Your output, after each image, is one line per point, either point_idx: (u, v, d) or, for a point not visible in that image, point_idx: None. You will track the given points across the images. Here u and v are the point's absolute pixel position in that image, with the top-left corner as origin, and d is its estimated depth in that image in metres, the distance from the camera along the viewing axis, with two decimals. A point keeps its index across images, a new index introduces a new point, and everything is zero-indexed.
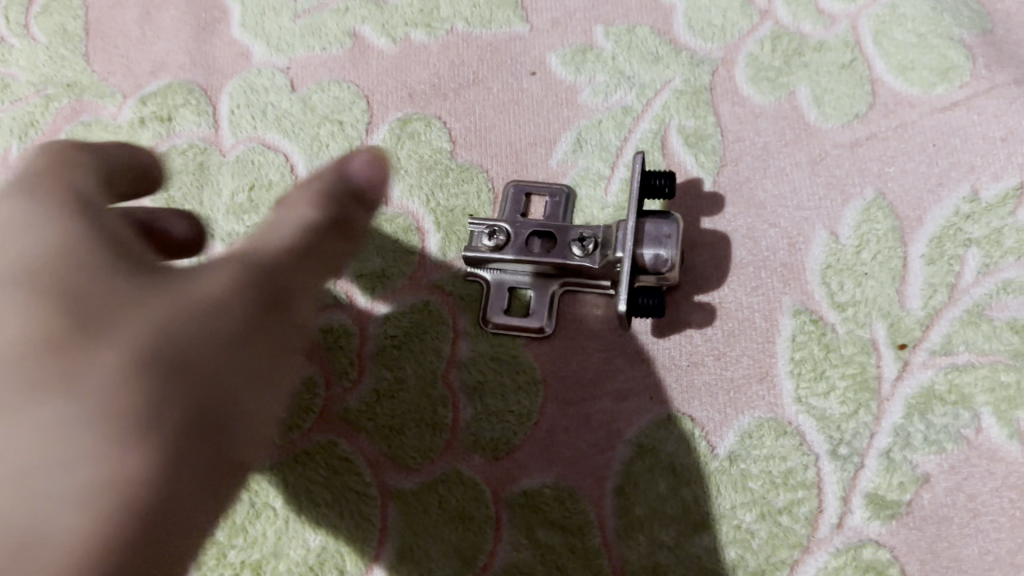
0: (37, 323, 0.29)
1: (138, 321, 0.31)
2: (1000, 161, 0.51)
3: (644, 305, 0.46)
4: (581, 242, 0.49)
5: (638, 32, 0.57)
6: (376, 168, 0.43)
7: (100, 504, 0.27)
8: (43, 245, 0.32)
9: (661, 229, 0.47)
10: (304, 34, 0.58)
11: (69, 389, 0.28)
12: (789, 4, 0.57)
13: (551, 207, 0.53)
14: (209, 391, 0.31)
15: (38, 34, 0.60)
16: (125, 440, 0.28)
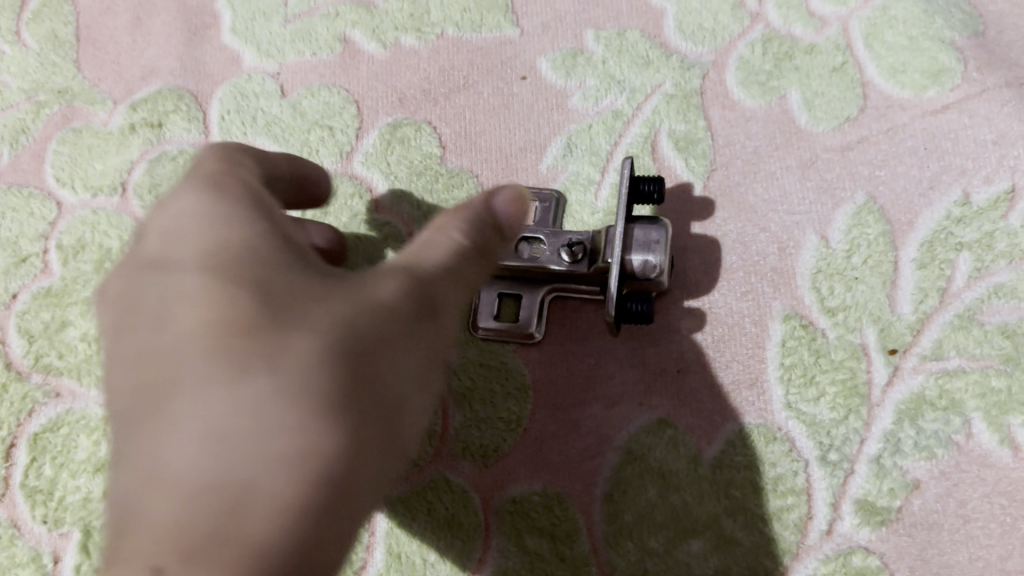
0: (230, 305, 0.30)
1: (323, 311, 0.31)
2: (991, 164, 0.51)
3: (634, 310, 0.46)
4: (571, 248, 0.48)
5: (628, 36, 0.57)
6: (512, 209, 0.38)
7: (298, 482, 0.28)
8: (222, 229, 0.33)
9: (650, 234, 0.47)
10: (295, 39, 0.58)
11: (271, 368, 0.29)
12: (780, 7, 0.56)
13: (540, 212, 0.52)
14: (381, 388, 0.31)
15: (29, 41, 0.60)
16: (315, 424, 0.29)
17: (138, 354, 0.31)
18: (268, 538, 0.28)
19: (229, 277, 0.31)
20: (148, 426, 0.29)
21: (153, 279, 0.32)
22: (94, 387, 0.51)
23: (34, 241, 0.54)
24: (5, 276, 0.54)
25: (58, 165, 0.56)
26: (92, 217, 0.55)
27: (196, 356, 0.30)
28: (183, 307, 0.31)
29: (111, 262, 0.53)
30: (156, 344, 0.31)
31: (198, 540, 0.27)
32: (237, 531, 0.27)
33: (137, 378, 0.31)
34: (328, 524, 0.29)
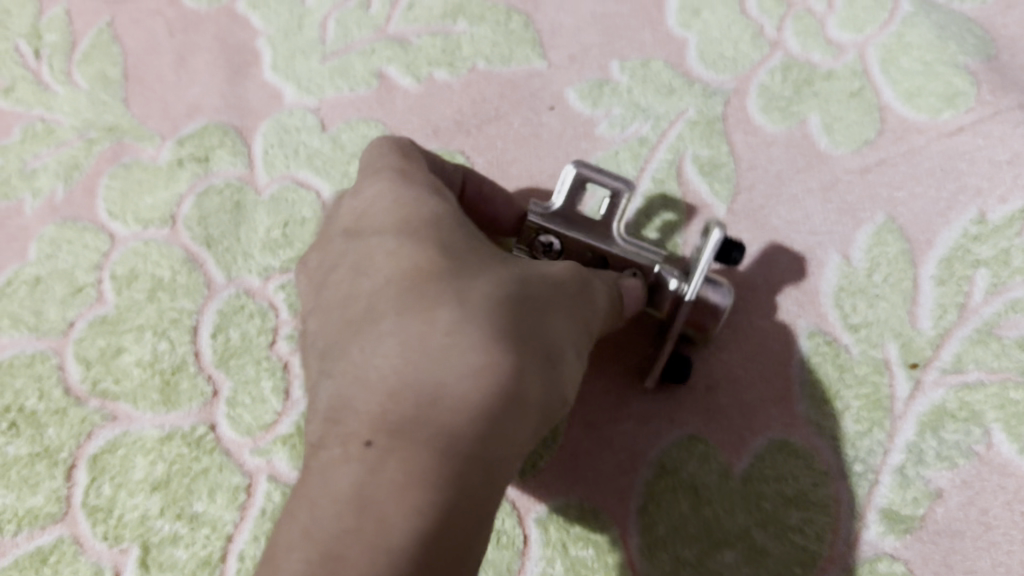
0: (425, 259, 0.37)
1: (500, 273, 0.38)
2: (1006, 184, 0.53)
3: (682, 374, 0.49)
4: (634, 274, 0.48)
5: (652, 65, 0.59)
6: (637, 291, 0.45)
7: (480, 385, 0.33)
8: (413, 206, 0.41)
9: (715, 310, 0.47)
10: (333, 76, 0.61)
11: (457, 304, 0.35)
12: (798, 35, 0.59)
13: (610, 211, 0.48)
14: (547, 330, 0.36)
15: (80, 81, 0.63)
16: (500, 345, 0.34)
17: (346, 298, 0.39)
18: (455, 423, 0.33)
19: (424, 240, 0.39)
20: (355, 347, 0.36)
21: (357, 245, 0.41)
22: (150, 410, 0.53)
23: (88, 271, 0.57)
24: (62, 306, 0.56)
25: (110, 200, 0.59)
26: (144, 248, 0.57)
27: (396, 291, 0.36)
28: (384, 259, 0.38)
29: (162, 291, 0.56)
30: (360, 288, 0.38)
31: (400, 425, 0.33)
32: (430, 416, 0.33)
33: (347, 315, 0.38)
34: (508, 428, 0.34)
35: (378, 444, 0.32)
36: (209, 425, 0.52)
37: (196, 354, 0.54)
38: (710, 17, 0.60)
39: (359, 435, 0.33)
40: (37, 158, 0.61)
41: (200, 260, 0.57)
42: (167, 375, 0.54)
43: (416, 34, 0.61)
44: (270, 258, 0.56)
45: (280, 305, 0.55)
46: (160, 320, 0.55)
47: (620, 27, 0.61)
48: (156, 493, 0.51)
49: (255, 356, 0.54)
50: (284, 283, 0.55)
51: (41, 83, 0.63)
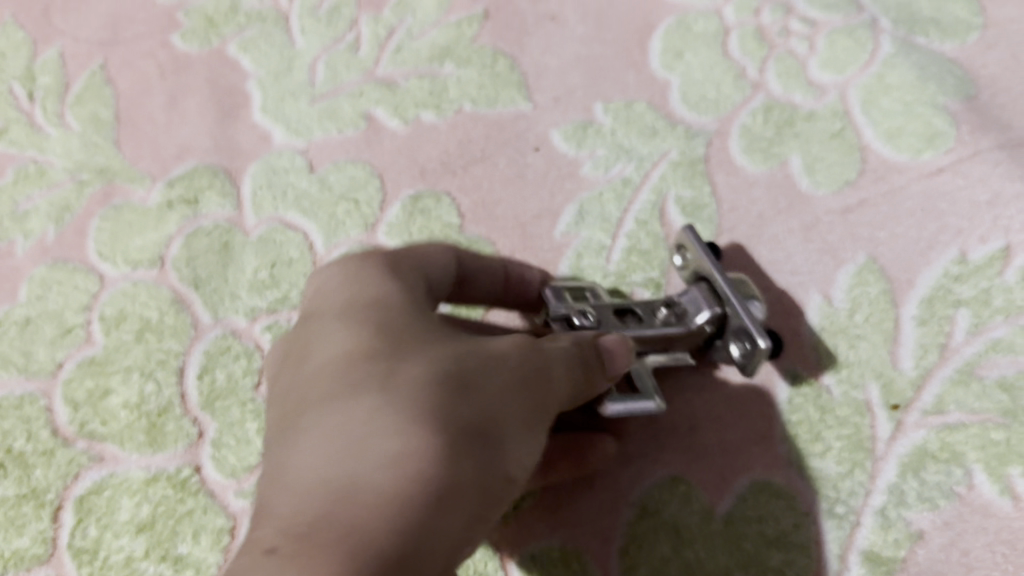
0: (356, 347, 0.39)
1: (436, 353, 0.39)
2: (986, 224, 0.53)
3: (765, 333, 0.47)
4: (666, 311, 0.51)
5: (635, 107, 0.60)
6: (617, 345, 0.44)
7: (392, 476, 0.34)
8: (358, 286, 0.43)
9: (744, 287, 0.50)
10: (322, 118, 0.62)
11: (382, 395, 0.37)
12: (780, 77, 0.59)
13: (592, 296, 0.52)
14: (477, 411, 0.37)
15: (72, 123, 0.64)
16: (418, 436, 0.36)
17: (288, 384, 0.41)
18: (365, 517, 0.33)
19: (359, 325, 0.41)
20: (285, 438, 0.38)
21: (304, 325, 0.43)
22: (136, 451, 0.53)
23: (78, 312, 0.58)
24: (51, 346, 0.57)
25: (99, 241, 0.60)
26: (133, 289, 0.58)
27: (325, 382, 0.38)
28: (322, 345, 0.41)
29: (150, 332, 0.56)
30: (299, 373, 0.40)
31: (307, 526, 0.33)
32: (341, 513, 0.34)
33: (285, 403, 0.40)
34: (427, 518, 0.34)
35: (281, 549, 0.33)
36: (194, 466, 0.53)
37: (182, 396, 0.54)
38: (692, 59, 0.61)
39: (266, 542, 0.33)
40: (29, 199, 0.62)
41: (188, 301, 0.57)
42: (153, 416, 0.54)
43: (404, 77, 0.62)
44: (257, 298, 0.57)
45: (266, 346, 0.55)
46: (147, 361, 0.56)
47: (604, 70, 0.61)
48: (141, 535, 0.51)
49: (240, 398, 0.54)
50: (270, 323, 0.56)
51: (34, 125, 0.64)
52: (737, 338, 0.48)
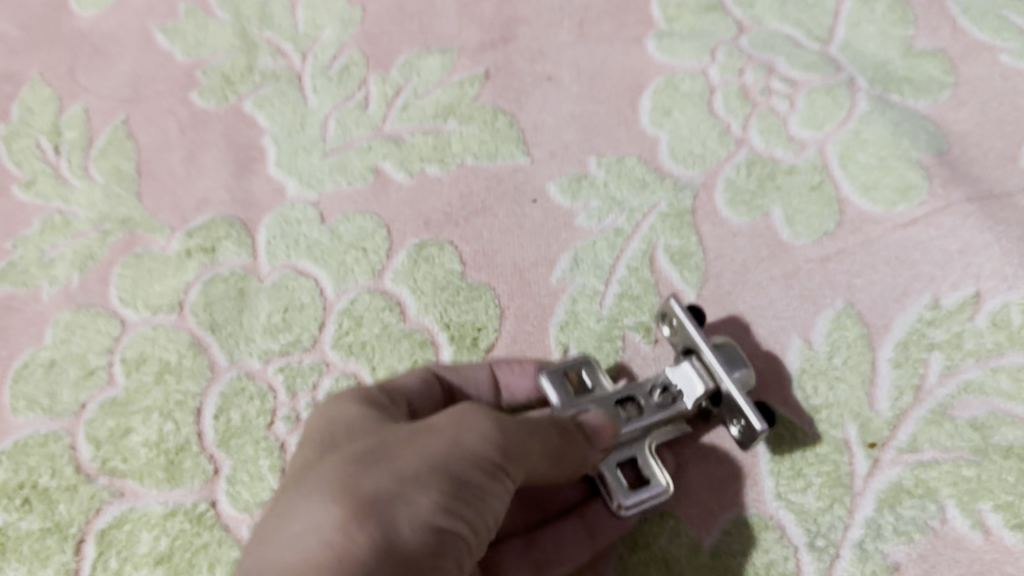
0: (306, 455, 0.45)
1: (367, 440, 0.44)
2: (957, 272, 0.57)
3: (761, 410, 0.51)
4: (661, 391, 0.54)
5: (627, 161, 0.64)
6: (599, 424, 0.49)
7: (302, 548, 0.39)
8: (326, 405, 0.49)
9: (732, 355, 0.53)
10: (333, 171, 0.65)
11: (307, 481, 0.42)
12: (762, 134, 0.63)
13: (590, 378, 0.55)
14: (391, 475, 0.41)
15: (96, 176, 0.67)
16: (326, 507, 0.40)
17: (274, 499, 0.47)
18: None
19: (314, 438, 0.46)
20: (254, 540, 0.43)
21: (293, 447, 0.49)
22: (155, 487, 0.56)
23: (101, 355, 0.61)
24: (75, 388, 0.60)
25: (122, 287, 0.63)
26: (153, 333, 0.61)
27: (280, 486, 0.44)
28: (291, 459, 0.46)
29: (169, 374, 0.60)
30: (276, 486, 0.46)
31: None
32: None
33: None
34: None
35: None
36: (210, 501, 0.56)
37: (199, 434, 0.58)
38: (680, 115, 0.65)
39: None
40: (54, 248, 0.65)
41: (205, 344, 0.60)
42: (172, 454, 0.57)
43: (410, 133, 0.66)
44: (271, 342, 0.60)
45: (279, 386, 0.59)
46: (166, 401, 0.59)
47: (598, 126, 0.65)
48: (160, 567, 0.54)
49: (254, 437, 0.57)
50: (283, 365, 0.59)
51: (60, 178, 0.68)
52: (734, 416, 0.52)
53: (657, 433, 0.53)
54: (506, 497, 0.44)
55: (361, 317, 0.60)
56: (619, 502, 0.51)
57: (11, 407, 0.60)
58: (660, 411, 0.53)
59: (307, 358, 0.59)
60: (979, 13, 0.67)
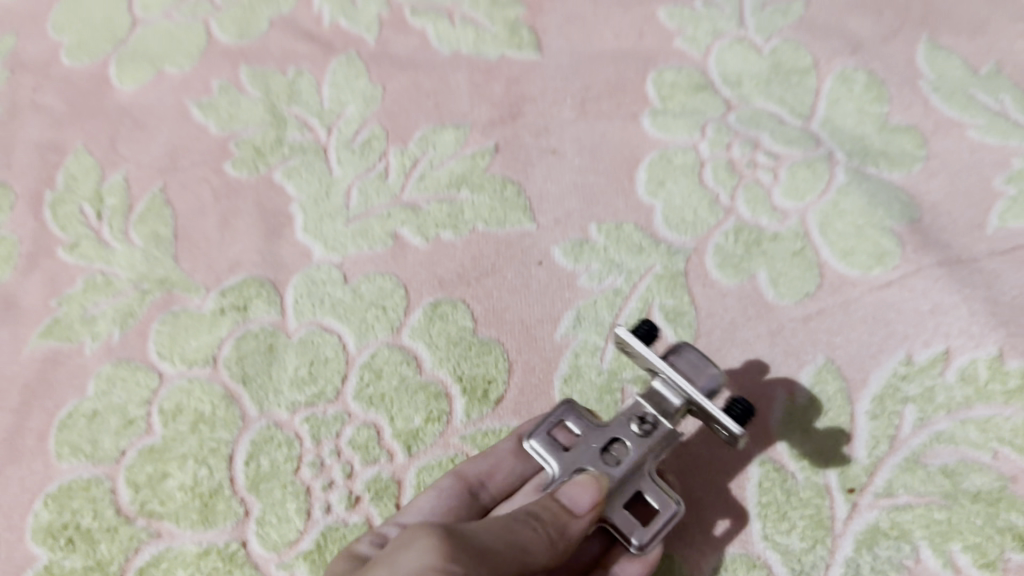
0: None
1: None
2: (928, 331, 0.62)
3: (733, 413, 0.53)
4: (640, 421, 0.56)
5: (625, 228, 0.69)
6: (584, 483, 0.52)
7: None
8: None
9: (692, 365, 0.55)
10: (355, 236, 0.71)
11: None
12: (749, 203, 0.69)
13: (576, 426, 0.57)
14: None
15: (135, 239, 0.72)
16: None
17: None
18: None
19: None
20: None
21: None
22: (189, 528, 0.61)
23: (140, 406, 0.66)
24: (116, 436, 0.65)
25: (159, 342, 0.68)
26: (189, 385, 0.66)
27: None
28: None
29: (204, 424, 0.65)
30: None
31: None
32: None
33: None
34: None
35: None
36: (240, 541, 0.60)
37: (231, 479, 0.62)
38: (673, 186, 0.70)
39: None
40: (95, 306, 0.70)
41: (238, 396, 0.66)
42: (205, 497, 0.62)
43: (426, 201, 0.72)
44: (297, 393, 0.65)
45: (304, 435, 0.64)
46: (201, 448, 0.64)
47: (598, 196, 0.71)
48: None
49: (281, 481, 0.62)
50: (308, 415, 0.64)
51: (101, 240, 0.73)
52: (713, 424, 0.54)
53: (651, 462, 0.56)
54: None
55: (380, 370, 0.66)
56: (638, 542, 0.53)
57: (55, 453, 0.65)
58: (644, 442, 0.55)
59: (331, 409, 0.65)
60: (949, 92, 0.72)
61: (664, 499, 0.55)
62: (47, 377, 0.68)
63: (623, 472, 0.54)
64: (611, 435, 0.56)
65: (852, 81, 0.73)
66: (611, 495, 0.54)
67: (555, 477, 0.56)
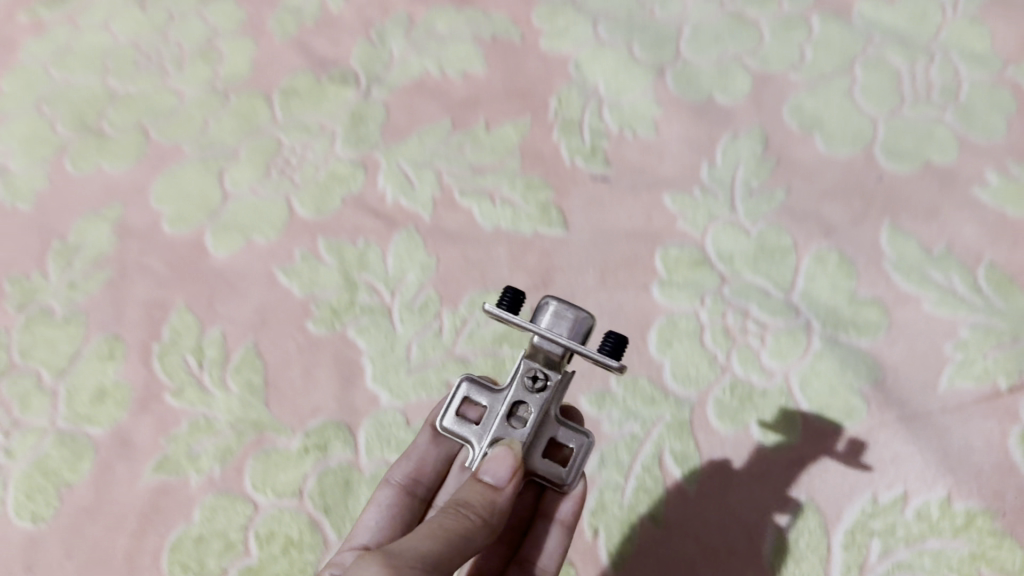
0: None
1: None
2: (889, 476, 0.77)
3: (606, 350, 0.62)
4: (533, 378, 0.67)
5: (639, 382, 0.83)
6: (502, 458, 0.63)
7: None
8: None
9: (560, 321, 0.64)
10: (416, 387, 0.87)
11: None
12: (742, 362, 0.83)
13: (480, 396, 0.70)
14: None
15: (232, 386, 0.87)
16: None
17: None
18: None
19: None
20: None
21: None
22: None
23: (238, 530, 0.80)
24: (219, 557, 0.79)
25: (254, 477, 0.82)
26: (279, 513, 0.80)
27: None
28: None
29: (294, 547, 0.79)
30: None
31: None
32: None
33: None
34: None
35: None
36: None
37: None
38: (679, 346, 0.85)
39: None
40: (199, 444, 0.84)
41: (321, 523, 0.80)
42: None
43: (474, 355, 0.88)
44: None
45: None
46: (292, 568, 0.78)
47: None
48: None
49: None
50: None
51: (202, 386, 0.87)
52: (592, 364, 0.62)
53: (551, 410, 0.67)
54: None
55: None
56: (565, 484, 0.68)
57: (168, 571, 0.79)
58: (540, 397, 0.66)
59: None
60: (908, 268, 0.87)
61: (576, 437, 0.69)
62: (159, 506, 0.82)
63: (531, 429, 0.66)
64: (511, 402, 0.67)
65: (826, 260, 0.89)
66: (529, 452, 0.68)
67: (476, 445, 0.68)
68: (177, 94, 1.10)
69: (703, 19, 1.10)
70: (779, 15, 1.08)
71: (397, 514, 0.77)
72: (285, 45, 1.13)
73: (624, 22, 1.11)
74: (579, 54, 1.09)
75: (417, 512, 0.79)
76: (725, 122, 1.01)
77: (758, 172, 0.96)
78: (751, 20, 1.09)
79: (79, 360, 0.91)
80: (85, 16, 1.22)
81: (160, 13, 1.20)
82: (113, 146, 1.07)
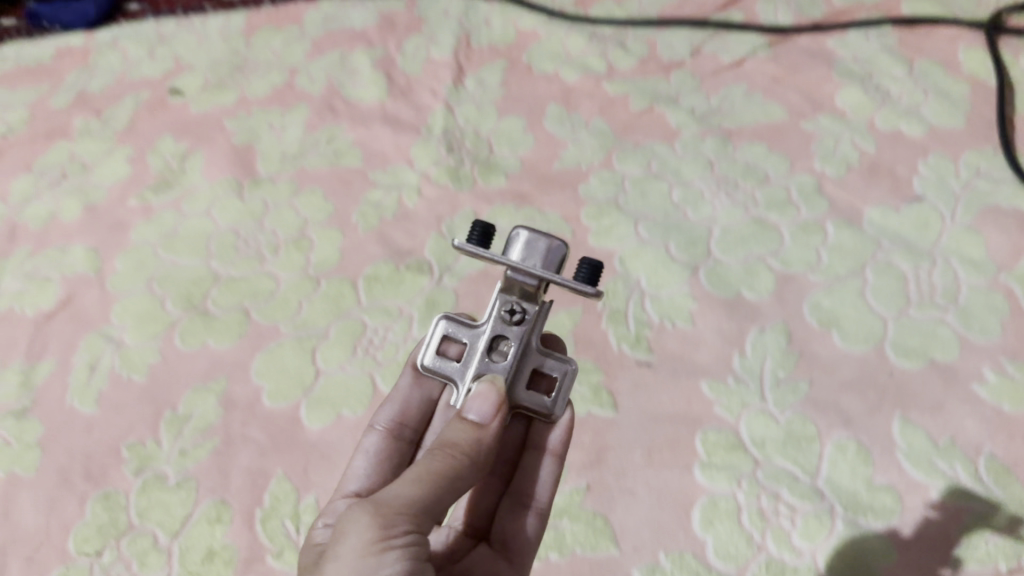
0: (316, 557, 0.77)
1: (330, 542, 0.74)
2: None
3: (578, 276, 0.79)
4: (512, 312, 0.86)
5: (685, 557, 0.96)
6: (488, 393, 0.79)
7: None
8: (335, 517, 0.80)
9: (531, 254, 0.82)
10: None
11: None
12: (775, 541, 0.95)
13: (459, 333, 0.90)
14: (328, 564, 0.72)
15: None
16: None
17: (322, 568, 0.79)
18: None
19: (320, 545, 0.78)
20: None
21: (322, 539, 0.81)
22: None
23: None
24: None
25: None
26: None
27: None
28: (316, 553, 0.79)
29: None
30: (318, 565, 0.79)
31: None
32: None
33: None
34: None
35: None
36: None
37: None
38: (719, 525, 0.97)
39: None
40: None
41: None
42: None
43: None
44: None
45: None
46: None
47: (664, 529, 0.98)
48: None
49: None
50: None
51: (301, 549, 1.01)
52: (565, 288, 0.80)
53: (529, 341, 0.87)
54: (409, 536, 0.72)
55: None
56: (555, 413, 0.88)
57: None
58: (518, 328, 0.86)
59: None
60: (917, 459, 1.01)
61: (560, 366, 0.89)
62: None
63: (510, 361, 0.87)
64: (494, 335, 0.87)
65: (846, 448, 1.02)
66: (515, 386, 0.87)
67: (462, 381, 0.88)
68: (275, 278, 1.27)
69: (730, 223, 1.26)
70: (797, 221, 1.25)
71: (382, 455, 0.97)
72: (368, 235, 1.31)
73: (660, 222, 1.28)
74: (623, 250, 1.25)
75: (407, 450, 0.98)
76: (753, 317, 1.15)
77: (784, 363, 1.10)
78: (772, 225, 1.25)
79: (189, 522, 1.04)
80: (190, 202, 1.38)
81: (256, 201, 1.37)
82: (218, 325, 1.22)
